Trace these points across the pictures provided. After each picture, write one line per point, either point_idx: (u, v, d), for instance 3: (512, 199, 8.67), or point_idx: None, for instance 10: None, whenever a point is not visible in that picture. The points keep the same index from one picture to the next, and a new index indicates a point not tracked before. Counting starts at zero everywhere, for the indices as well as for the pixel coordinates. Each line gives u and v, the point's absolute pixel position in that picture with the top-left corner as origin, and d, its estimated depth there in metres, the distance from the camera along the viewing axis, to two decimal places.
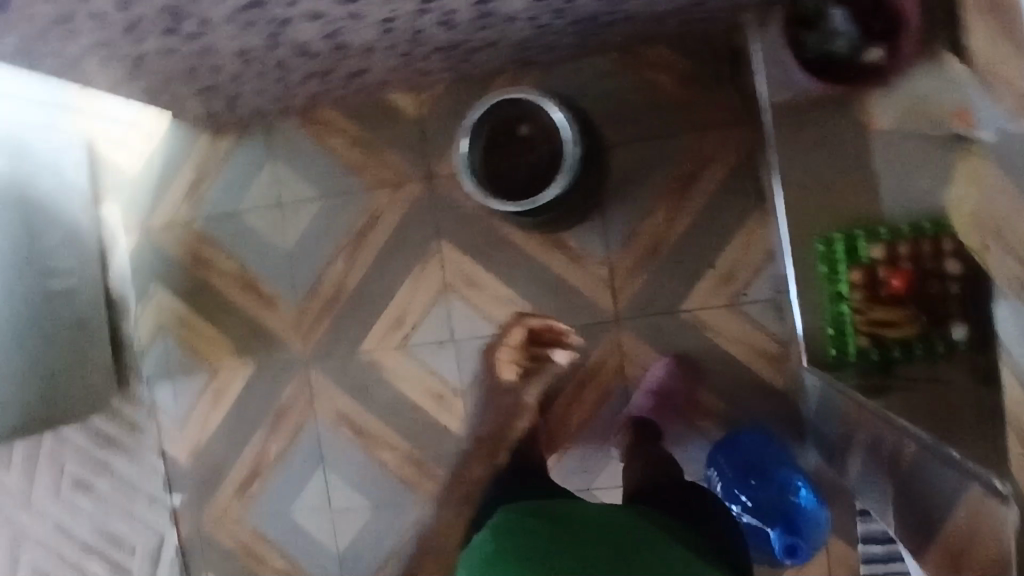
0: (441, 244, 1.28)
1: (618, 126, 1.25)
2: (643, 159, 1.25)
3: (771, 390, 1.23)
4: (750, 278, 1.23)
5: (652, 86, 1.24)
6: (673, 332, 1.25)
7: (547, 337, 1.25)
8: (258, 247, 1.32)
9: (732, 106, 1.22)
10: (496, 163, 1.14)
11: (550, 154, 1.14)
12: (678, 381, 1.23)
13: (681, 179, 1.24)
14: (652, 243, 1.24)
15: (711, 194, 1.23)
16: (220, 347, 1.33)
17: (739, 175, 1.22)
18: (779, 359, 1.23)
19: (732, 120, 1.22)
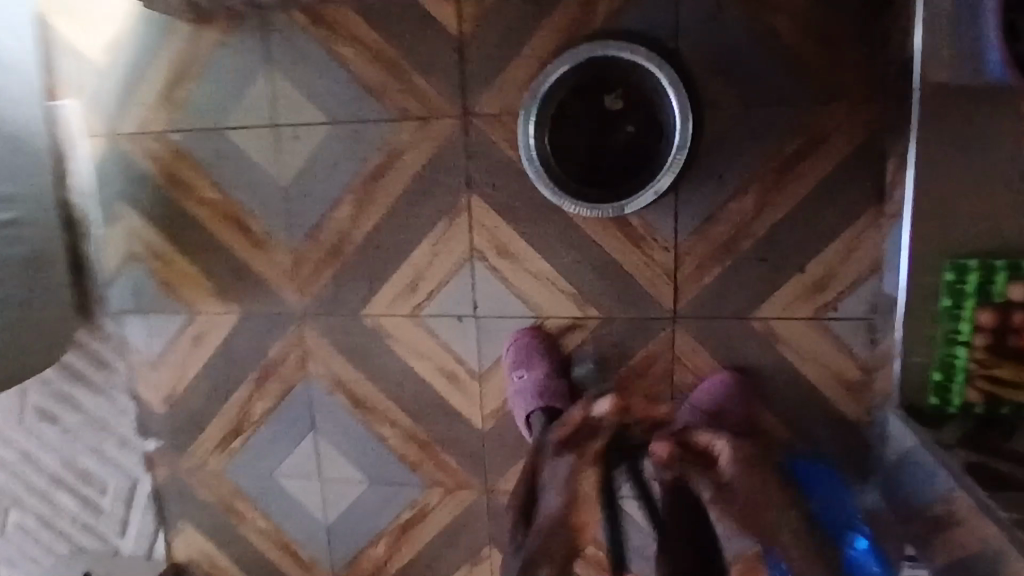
0: (470, 200, 1.04)
1: (709, 79, 0.97)
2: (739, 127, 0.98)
3: (840, 421, 1.05)
4: (843, 290, 1.01)
5: (766, 34, 0.95)
6: (739, 342, 1.04)
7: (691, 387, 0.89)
8: (246, 173, 1.08)
9: (864, 74, 0.94)
10: (577, 135, 0.99)
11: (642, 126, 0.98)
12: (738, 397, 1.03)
13: (783, 159, 0.98)
14: (732, 233, 1.01)
15: (813, 183, 0.98)
16: (200, 287, 1.13)
17: (854, 164, 0.97)
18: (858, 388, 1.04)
19: (859, 92, 0.95)
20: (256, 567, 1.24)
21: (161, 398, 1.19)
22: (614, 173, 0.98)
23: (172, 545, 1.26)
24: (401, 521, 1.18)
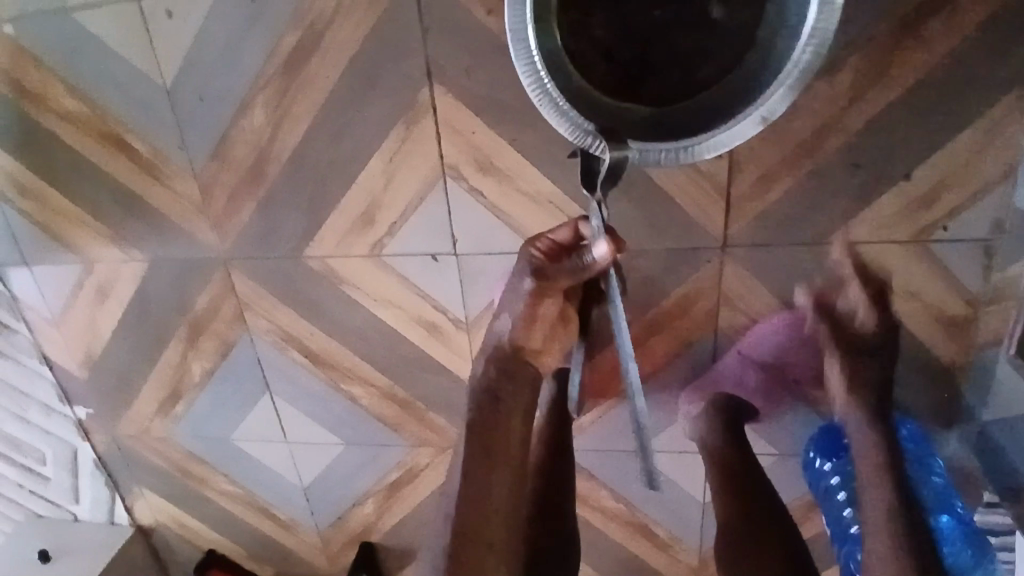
0: (434, 96, 0.72)
1: None
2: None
3: (933, 363, 0.82)
4: (961, 205, 0.72)
5: None
6: (809, 274, 0.78)
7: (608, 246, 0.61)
8: (111, 66, 0.75)
9: None
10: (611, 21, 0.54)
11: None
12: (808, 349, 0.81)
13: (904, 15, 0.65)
14: (815, 127, 0.70)
15: (942, 50, 0.66)
16: (88, 229, 0.85)
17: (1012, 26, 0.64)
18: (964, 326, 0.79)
19: None
20: (232, 529, 1.09)
21: (72, 357, 0.96)
22: (681, 74, 0.55)
23: (134, 507, 1.10)
24: (388, 483, 1.00)
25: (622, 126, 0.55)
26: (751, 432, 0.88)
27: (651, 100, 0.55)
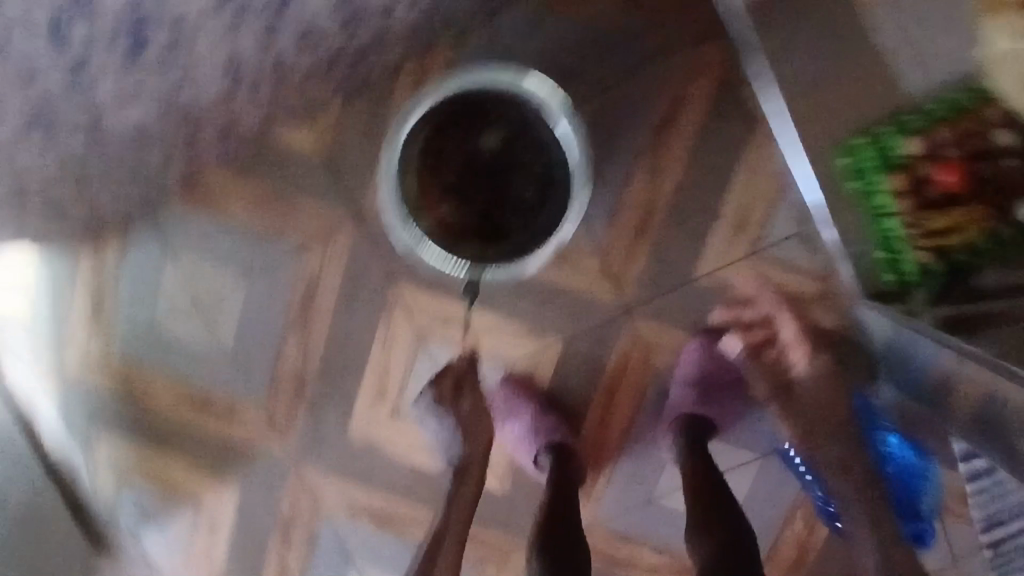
0: (399, 290, 1.07)
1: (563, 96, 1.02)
2: (605, 113, 1.02)
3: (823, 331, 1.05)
4: (765, 218, 1.03)
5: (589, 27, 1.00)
6: (694, 305, 1.06)
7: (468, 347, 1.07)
8: (190, 354, 1.10)
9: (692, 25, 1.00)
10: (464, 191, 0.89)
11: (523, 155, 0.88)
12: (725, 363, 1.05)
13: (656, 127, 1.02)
14: (643, 210, 1.03)
15: (691, 137, 1.02)
16: (194, 481, 1.14)
17: (721, 109, 1.01)
18: (823, 295, 1.05)
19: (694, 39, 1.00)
20: None
21: None
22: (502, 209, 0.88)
23: None
24: None
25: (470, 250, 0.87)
26: (718, 446, 1.10)
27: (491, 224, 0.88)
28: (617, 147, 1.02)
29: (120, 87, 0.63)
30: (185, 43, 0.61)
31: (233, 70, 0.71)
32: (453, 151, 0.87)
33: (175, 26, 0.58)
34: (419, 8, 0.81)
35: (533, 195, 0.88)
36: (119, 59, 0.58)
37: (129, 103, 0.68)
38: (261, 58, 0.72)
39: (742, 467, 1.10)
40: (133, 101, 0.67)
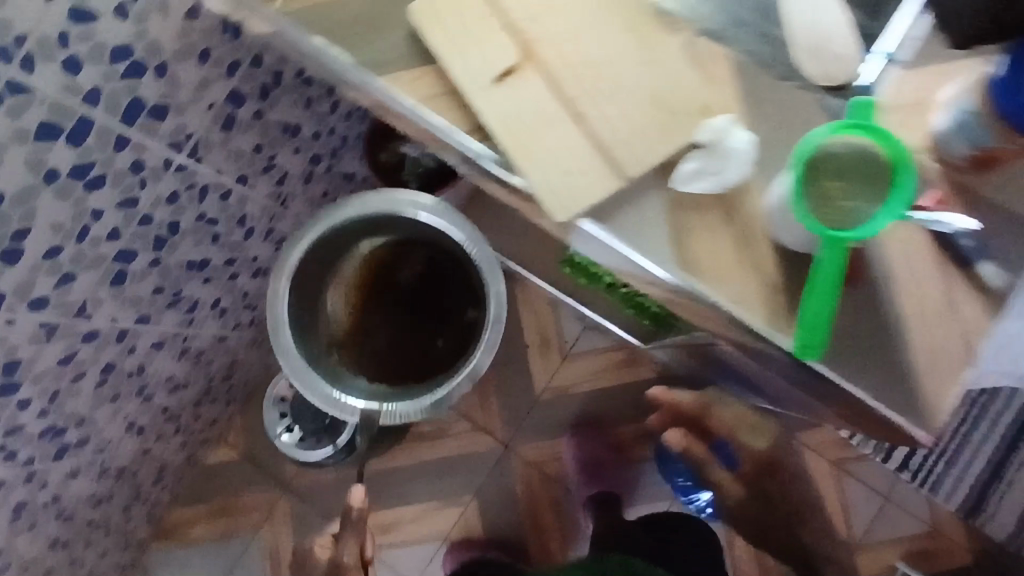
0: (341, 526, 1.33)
1: None
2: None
3: (650, 381, 1.31)
4: (557, 328, 1.33)
5: None
6: (552, 415, 1.32)
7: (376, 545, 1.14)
8: None
9: None
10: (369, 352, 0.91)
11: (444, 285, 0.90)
12: (594, 444, 1.31)
13: None
14: (478, 372, 1.32)
15: None
16: None
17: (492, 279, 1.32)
18: (632, 357, 1.31)
19: None
20: None
21: None
22: (431, 335, 0.91)
23: None
24: None
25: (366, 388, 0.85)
26: (634, 511, 1.32)
27: (387, 361, 0.90)
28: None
29: (66, 474, 0.98)
30: (92, 429, 0.97)
31: (135, 428, 1.07)
32: (377, 291, 0.94)
33: (81, 423, 0.94)
34: (246, 329, 1.18)
35: (419, 339, 0.91)
36: (52, 459, 0.93)
37: (76, 483, 1.02)
38: (149, 411, 1.07)
39: (662, 517, 1.30)
40: (78, 480, 1.01)
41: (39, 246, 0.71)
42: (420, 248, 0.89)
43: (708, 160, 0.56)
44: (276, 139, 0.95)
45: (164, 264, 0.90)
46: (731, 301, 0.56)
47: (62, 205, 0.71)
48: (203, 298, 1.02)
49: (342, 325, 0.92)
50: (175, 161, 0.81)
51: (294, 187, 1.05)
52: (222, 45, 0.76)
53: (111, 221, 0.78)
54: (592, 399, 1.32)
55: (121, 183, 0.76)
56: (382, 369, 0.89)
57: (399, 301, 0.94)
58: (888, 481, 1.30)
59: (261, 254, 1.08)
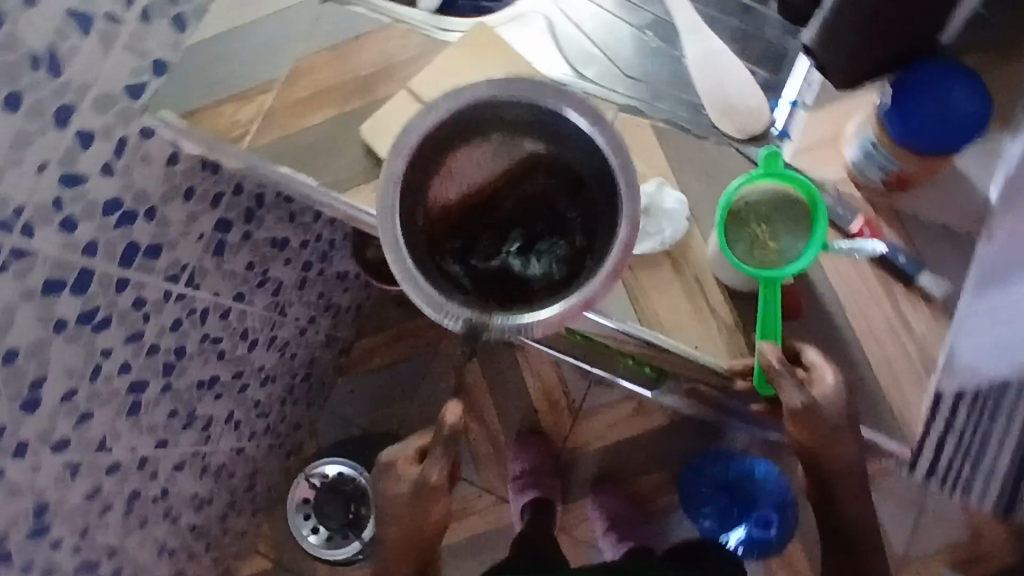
0: None
1: (399, 416, 1.37)
2: (424, 409, 1.36)
3: (663, 427, 1.30)
4: (563, 388, 1.32)
5: (383, 363, 1.39)
6: (572, 477, 1.32)
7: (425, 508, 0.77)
8: None
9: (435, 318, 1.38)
10: (484, 234, 0.54)
11: (568, 210, 0.53)
12: (617, 499, 1.27)
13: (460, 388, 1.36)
14: (493, 444, 1.33)
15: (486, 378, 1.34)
16: None
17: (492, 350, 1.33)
18: (641, 407, 1.30)
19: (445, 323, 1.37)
20: None
21: None
22: (534, 254, 0.52)
23: None
24: None
25: (460, 283, 0.52)
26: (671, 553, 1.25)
27: (481, 276, 0.53)
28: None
29: None
30: (125, 558, 1.00)
31: (167, 550, 1.10)
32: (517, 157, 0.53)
33: (114, 554, 0.97)
34: (262, 437, 1.22)
35: (524, 247, 0.51)
36: None
37: None
38: (178, 531, 1.10)
39: None
40: None
41: (56, 392, 0.76)
42: (550, 147, 0.52)
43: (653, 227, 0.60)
44: (266, 254, 1.01)
45: (176, 388, 0.95)
46: (693, 346, 0.60)
47: (74, 350, 0.76)
48: (216, 413, 1.06)
49: (458, 210, 0.54)
50: (174, 291, 0.87)
51: (289, 294, 1.10)
52: (204, 180, 0.83)
53: (121, 357, 0.83)
54: (609, 454, 1.31)
55: (125, 321, 0.82)
56: (470, 286, 0.52)
57: (492, 216, 0.54)
58: (918, 494, 1.26)
59: (267, 363, 1.13)
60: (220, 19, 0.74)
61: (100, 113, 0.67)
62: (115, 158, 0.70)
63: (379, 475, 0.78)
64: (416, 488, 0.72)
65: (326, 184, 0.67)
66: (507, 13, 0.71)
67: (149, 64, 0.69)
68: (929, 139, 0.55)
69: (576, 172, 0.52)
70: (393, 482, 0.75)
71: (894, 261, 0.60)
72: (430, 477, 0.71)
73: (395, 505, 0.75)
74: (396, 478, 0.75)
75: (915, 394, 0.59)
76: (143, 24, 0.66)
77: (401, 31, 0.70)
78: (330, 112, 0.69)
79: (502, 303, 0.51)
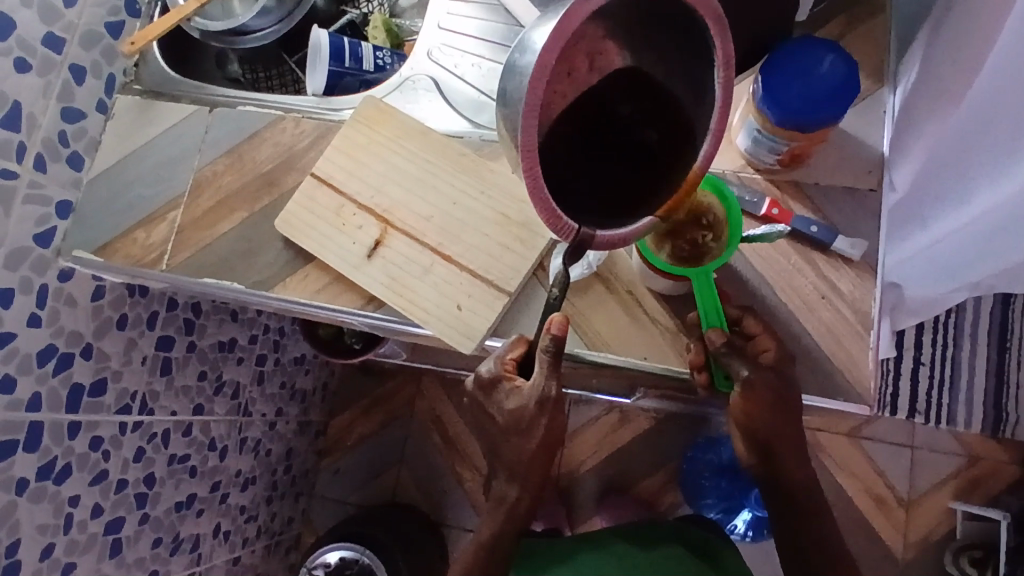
0: None
1: (390, 483, 1.35)
2: (414, 469, 1.35)
3: (650, 427, 1.30)
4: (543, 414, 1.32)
5: (362, 436, 1.37)
6: (575, 500, 1.30)
7: (533, 419, 0.59)
8: None
9: (402, 378, 1.38)
10: (573, 123, 0.43)
11: (644, 99, 0.44)
12: (625, 509, 1.24)
13: (445, 439, 1.35)
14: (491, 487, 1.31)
15: (468, 426, 1.34)
16: None
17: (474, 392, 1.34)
18: (624, 414, 1.30)
19: (414, 378, 1.37)
20: None
21: None
22: (624, 149, 0.44)
23: None
24: None
25: (565, 189, 0.43)
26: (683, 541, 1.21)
27: (575, 176, 0.44)
28: (439, 477, 1.34)
29: None
30: None
31: None
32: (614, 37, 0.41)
33: None
34: (256, 540, 1.19)
35: (617, 144, 0.44)
36: None
37: None
38: None
39: None
40: None
41: (32, 553, 0.74)
42: (660, 18, 0.41)
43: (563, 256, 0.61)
44: (216, 360, 0.99)
45: (155, 517, 0.92)
46: (642, 356, 0.61)
47: (40, 507, 0.75)
48: (202, 530, 1.03)
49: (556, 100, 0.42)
50: (129, 422, 0.85)
51: (250, 392, 1.09)
52: (134, 305, 0.82)
53: (90, 501, 0.81)
54: (605, 469, 1.30)
55: (86, 464, 0.80)
56: (569, 193, 0.43)
57: (586, 108, 0.43)
58: (908, 430, 1.28)
59: (243, 467, 1.11)
60: (114, 147, 0.74)
61: (13, 270, 0.67)
62: (38, 308, 0.70)
63: (485, 391, 0.60)
64: (538, 404, 0.58)
65: (253, 286, 0.67)
66: (397, 77, 0.72)
67: (53, 210, 0.71)
68: (804, 118, 0.56)
69: (659, 61, 0.43)
70: (505, 401, 0.59)
71: (808, 231, 0.61)
72: (552, 391, 0.57)
73: (517, 422, 0.60)
74: (505, 394, 0.59)
75: (860, 354, 0.59)
76: (38, 172, 0.68)
77: (293, 121, 0.71)
78: (238, 216, 0.69)
79: (594, 207, 0.44)
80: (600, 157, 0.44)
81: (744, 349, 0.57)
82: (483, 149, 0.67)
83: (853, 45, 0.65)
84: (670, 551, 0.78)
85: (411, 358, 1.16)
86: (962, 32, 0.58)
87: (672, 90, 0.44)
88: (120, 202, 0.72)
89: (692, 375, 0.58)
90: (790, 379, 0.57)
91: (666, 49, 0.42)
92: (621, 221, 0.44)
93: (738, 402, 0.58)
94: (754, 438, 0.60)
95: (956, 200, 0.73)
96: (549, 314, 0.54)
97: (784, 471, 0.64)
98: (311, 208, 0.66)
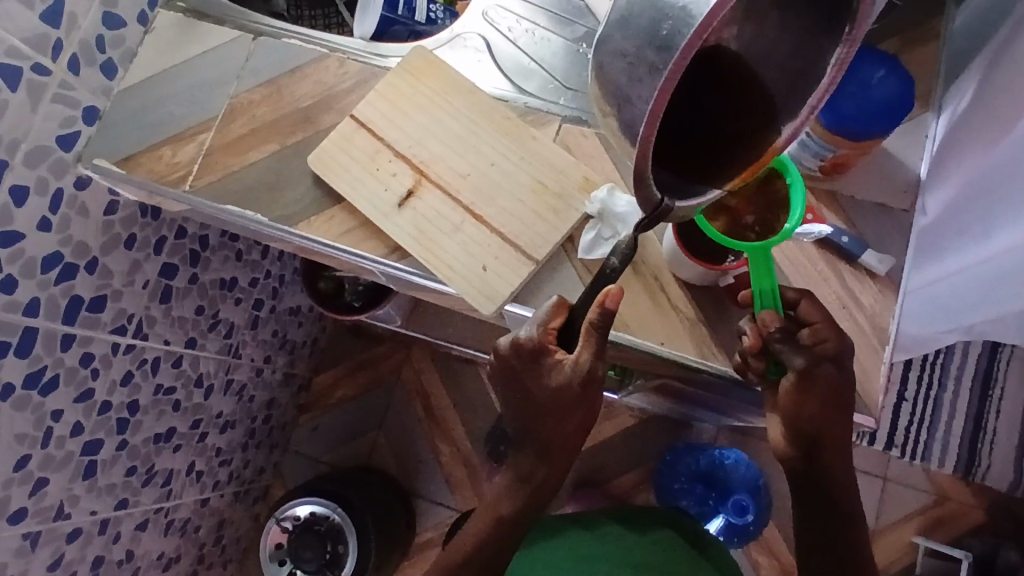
0: None
1: (365, 447, 1.34)
2: (392, 437, 1.34)
3: (632, 425, 1.31)
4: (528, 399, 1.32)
5: (344, 397, 1.36)
6: None
7: (574, 392, 0.60)
8: None
9: (392, 344, 1.37)
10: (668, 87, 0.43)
11: (722, 80, 0.46)
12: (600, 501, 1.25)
13: (427, 411, 1.34)
14: (466, 464, 1.31)
15: (452, 400, 1.34)
16: None
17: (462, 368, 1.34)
18: (609, 408, 1.30)
19: (404, 345, 1.36)
20: None
21: None
22: (697, 125, 0.45)
23: None
24: None
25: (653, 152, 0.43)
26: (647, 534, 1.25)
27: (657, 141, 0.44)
28: (415, 447, 1.33)
29: None
30: None
31: None
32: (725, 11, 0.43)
33: None
34: (226, 485, 1.18)
35: (694, 118, 0.45)
36: None
37: None
38: None
39: None
40: None
41: (7, 462, 0.73)
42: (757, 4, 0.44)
43: (595, 232, 0.62)
44: (215, 296, 0.98)
45: (132, 445, 0.91)
46: (660, 342, 0.61)
47: (23, 415, 0.73)
48: (176, 467, 1.02)
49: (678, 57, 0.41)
50: (122, 343, 0.83)
51: (242, 335, 1.07)
52: (144, 227, 0.80)
53: (71, 417, 0.79)
54: (582, 460, 1.30)
55: (74, 379, 0.78)
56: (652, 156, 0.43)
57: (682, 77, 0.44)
58: (882, 462, 1.28)
59: (225, 409, 1.09)
60: (149, 61, 0.72)
61: (32, 168, 0.65)
62: (51, 212, 0.69)
63: (525, 362, 0.61)
64: (582, 380, 0.60)
65: (275, 220, 0.66)
66: (449, 32, 0.72)
67: (79, 114, 0.69)
68: (856, 126, 0.56)
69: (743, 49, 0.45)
70: (548, 373, 0.60)
71: (839, 241, 0.61)
72: (598, 370, 0.59)
73: (558, 399, 0.61)
74: (548, 368, 0.60)
75: (873, 367, 0.60)
76: (70, 73, 0.67)
77: (338, 60, 0.70)
78: (269, 148, 0.68)
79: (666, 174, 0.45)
80: (680, 126, 0.45)
81: (801, 334, 0.59)
82: (526, 115, 0.67)
83: (908, 65, 0.65)
84: (666, 532, 0.80)
85: (408, 324, 1.15)
86: (1015, 65, 0.59)
87: (747, 75, 0.46)
88: (149, 116, 0.70)
89: (746, 359, 0.60)
90: (845, 375, 0.58)
91: (752, 38, 0.45)
92: (689, 190, 0.45)
93: (788, 388, 0.62)
94: (800, 430, 0.63)
95: (977, 237, 0.74)
96: (600, 287, 0.55)
97: (825, 465, 0.66)
98: (347, 148, 0.65)
